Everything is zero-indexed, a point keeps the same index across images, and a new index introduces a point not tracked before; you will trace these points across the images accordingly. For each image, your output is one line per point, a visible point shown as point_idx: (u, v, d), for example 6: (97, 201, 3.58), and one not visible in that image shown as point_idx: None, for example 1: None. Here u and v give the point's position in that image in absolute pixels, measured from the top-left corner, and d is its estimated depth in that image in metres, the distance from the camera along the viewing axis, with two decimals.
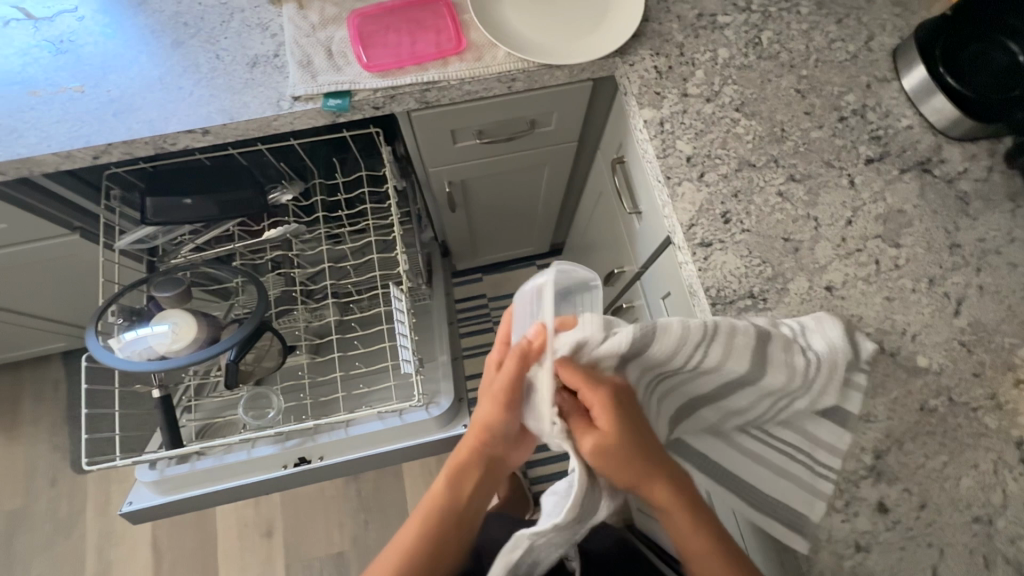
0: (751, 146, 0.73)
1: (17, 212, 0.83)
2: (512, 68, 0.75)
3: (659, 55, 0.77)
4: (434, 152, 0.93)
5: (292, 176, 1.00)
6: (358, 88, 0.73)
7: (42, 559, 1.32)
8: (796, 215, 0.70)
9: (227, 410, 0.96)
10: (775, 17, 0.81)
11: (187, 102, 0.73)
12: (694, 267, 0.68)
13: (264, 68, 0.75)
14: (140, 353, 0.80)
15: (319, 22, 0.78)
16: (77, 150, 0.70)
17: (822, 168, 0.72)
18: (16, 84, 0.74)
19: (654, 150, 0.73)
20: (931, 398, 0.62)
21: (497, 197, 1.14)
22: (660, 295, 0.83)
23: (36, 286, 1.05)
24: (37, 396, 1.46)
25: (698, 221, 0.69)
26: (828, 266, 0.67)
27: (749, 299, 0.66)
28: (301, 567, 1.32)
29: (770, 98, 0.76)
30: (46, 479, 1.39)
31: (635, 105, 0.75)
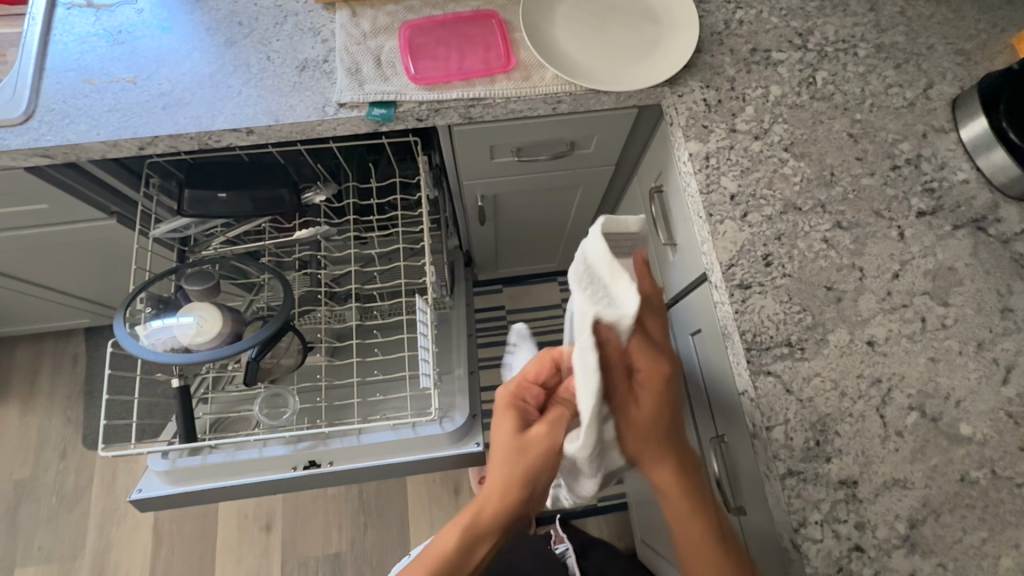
0: (798, 188, 0.71)
1: (59, 194, 0.84)
2: (559, 90, 0.74)
3: (709, 88, 0.76)
4: (471, 166, 0.92)
5: (327, 178, 1.00)
6: (403, 100, 0.73)
7: (46, 530, 1.33)
8: (840, 264, 0.67)
9: (241, 406, 0.95)
10: (831, 57, 0.79)
11: (235, 100, 0.74)
12: (731, 308, 0.66)
13: (312, 72, 0.75)
14: (164, 342, 0.80)
15: (370, 30, 0.78)
16: (124, 140, 0.71)
17: (871, 217, 0.70)
18: (72, 70, 0.75)
19: (697, 184, 0.71)
20: (973, 469, 0.59)
21: (527, 214, 1.13)
22: (689, 330, 0.81)
23: (68, 264, 1.07)
24: (56, 369, 1.48)
25: (738, 262, 0.68)
26: (871, 319, 0.65)
27: (786, 348, 0.64)
28: (296, 565, 1.32)
29: (821, 140, 0.74)
30: (56, 452, 1.40)
31: (681, 137, 0.74)
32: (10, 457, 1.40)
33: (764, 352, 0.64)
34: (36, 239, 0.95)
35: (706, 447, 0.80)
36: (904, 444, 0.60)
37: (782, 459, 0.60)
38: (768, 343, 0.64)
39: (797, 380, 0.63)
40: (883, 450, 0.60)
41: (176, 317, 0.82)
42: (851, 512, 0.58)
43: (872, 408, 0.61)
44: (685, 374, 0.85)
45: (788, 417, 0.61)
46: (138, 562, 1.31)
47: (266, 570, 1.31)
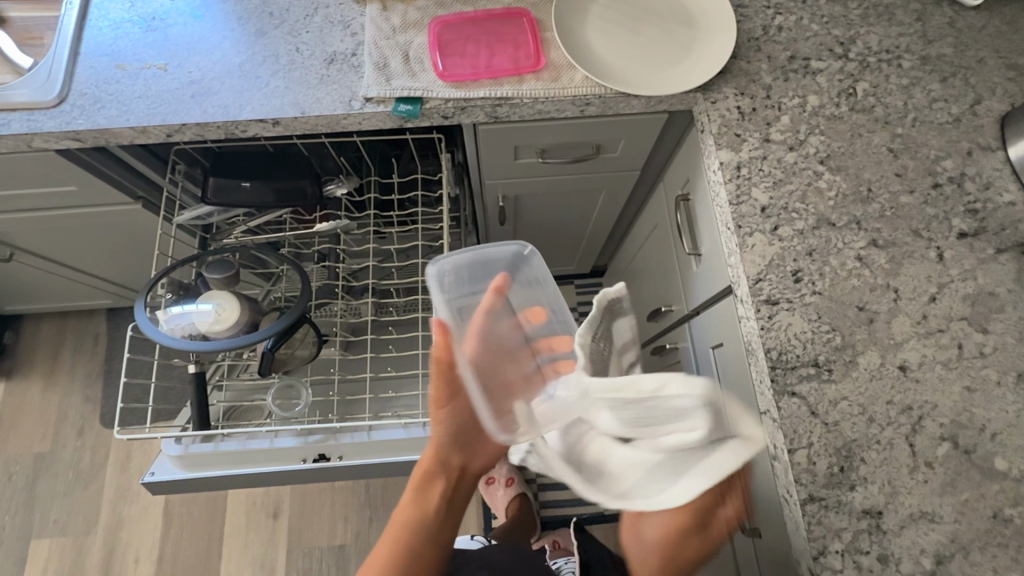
0: (832, 203, 0.69)
1: (88, 177, 0.85)
2: (588, 92, 0.73)
3: (743, 96, 0.74)
4: (494, 166, 0.91)
5: (350, 171, 1.00)
6: (430, 96, 0.72)
7: (61, 504, 1.36)
8: (874, 284, 0.65)
9: (254, 394, 0.97)
10: (873, 67, 0.76)
11: (263, 91, 0.73)
12: (757, 324, 0.64)
13: (341, 66, 0.75)
14: (182, 328, 0.81)
15: (400, 25, 0.77)
16: (152, 127, 0.72)
17: (909, 236, 0.67)
18: (106, 55, 0.76)
19: (727, 195, 0.69)
20: (1007, 506, 0.56)
21: (548, 215, 1.12)
22: (711, 344, 0.79)
23: (93, 246, 1.08)
24: (78, 347, 1.51)
25: (766, 276, 0.65)
26: (905, 343, 0.62)
27: (813, 368, 0.62)
28: (301, 554, 1.33)
29: (859, 154, 0.71)
30: (74, 428, 1.43)
31: (712, 145, 0.72)
32: (31, 431, 1.43)
33: (789, 372, 0.62)
34: (64, 221, 0.96)
35: None
36: (934, 476, 0.57)
37: (804, 483, 0.58)
38: (794, 363, 0.62)
39: (822, 403, 0.60)
40: (911, 480, 0.57)
41: (194, 304, 0.83)
42: (874, 543, 0.56)
43: (901, 436, 0.59)
44: None
45: (812, 440, 0.59)
46: (148, 541, 1.33)
47: (272, 557, 1.32)
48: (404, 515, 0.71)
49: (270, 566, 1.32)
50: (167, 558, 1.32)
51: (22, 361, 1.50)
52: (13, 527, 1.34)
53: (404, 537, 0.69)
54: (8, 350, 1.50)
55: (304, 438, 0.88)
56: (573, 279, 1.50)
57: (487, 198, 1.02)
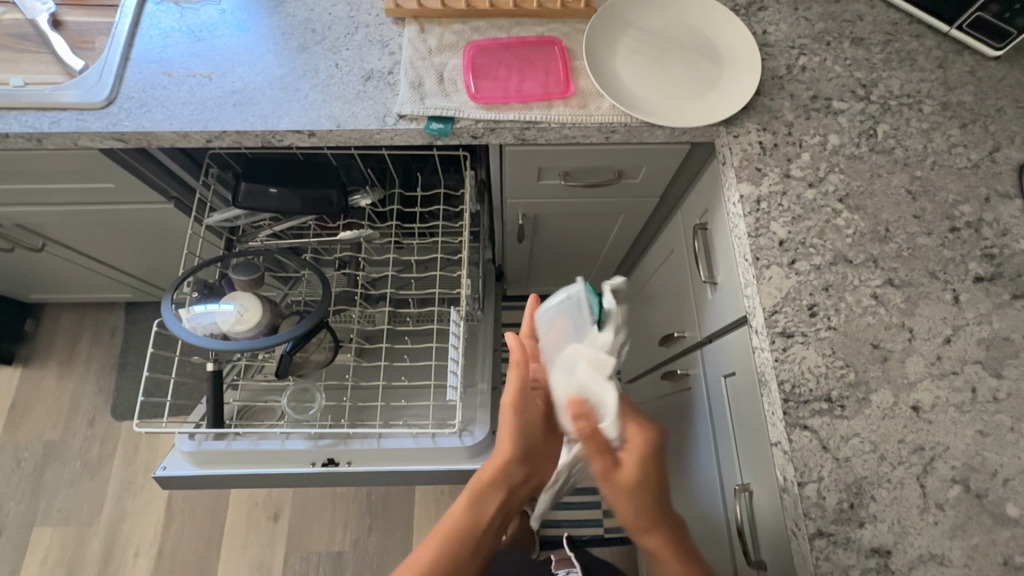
0: (850, 241, 0.70)
1: (126, 175, 0.88)
2: (614, 120, 0.75)
3: (765, 131, 0.76)
4: (517, 185, 0.93)
5: (375, 182, 1.03)
6: (461, 116, 0.75)
7: (66, 493, 1.38)
8: (889, 322, 0.66)
9: (267, 395, 0.98)
10: (894, 110, 0.77)
11: (302, 103, 0.77)
12: (771, 355, 0.64)
13: (377, 83, 0.78)
14: (204, 326, 0.83)
15: (436, 47, 0.80)
16: (194, 132, 0.75)
17: (925, 277, 0.68)
18: (154, 62, 0.80)
19: (746, 227, 0.71)
20: (1017, 554, 0.56)
21: (565, 235, 1.13)
22: (722, 372, 0.80)
23: (122, 241, 1.11)
24: (94, 339, 1.54)
25: (782, 309, 0.66)
26: (918, 383, 0.63)
27: (826, 403, 0.62)
28: (298, 559, 1.33)
29: (877, 194, 0.72)
30: (85, 418, 1.45)
31: (733, 177, 0.73)
32: (43, 418, 1.45)
33: (802, 406, 0.62)
34: (98, 216, 0.99)
35: (730, 494, 0.78)
36: (944, 518, 0.57)
37: (812, 518, 0.58)
38: (807, 397, 0.62)
39: (834, 438, 0.61)
40: (921, 521, 0.57)
41: (218, 303, 0.85)
42: None
43: (912, 476, 0.59)
44: (713, 415, 0.83)
45: (822, 474, 0.59)
46: (149, 535, 1.34)
47: (270, 559, 1.33)
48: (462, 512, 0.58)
49: (267, 569, 1.32)
50: (166, 554, 1.33)
51: (40, 349, 1.53)
52: (17, 514, 1.36)
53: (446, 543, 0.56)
54: (27, 337, 1.53)
55: (314, 442, 0.89)
56: None
57: (507, 216, 1.04)
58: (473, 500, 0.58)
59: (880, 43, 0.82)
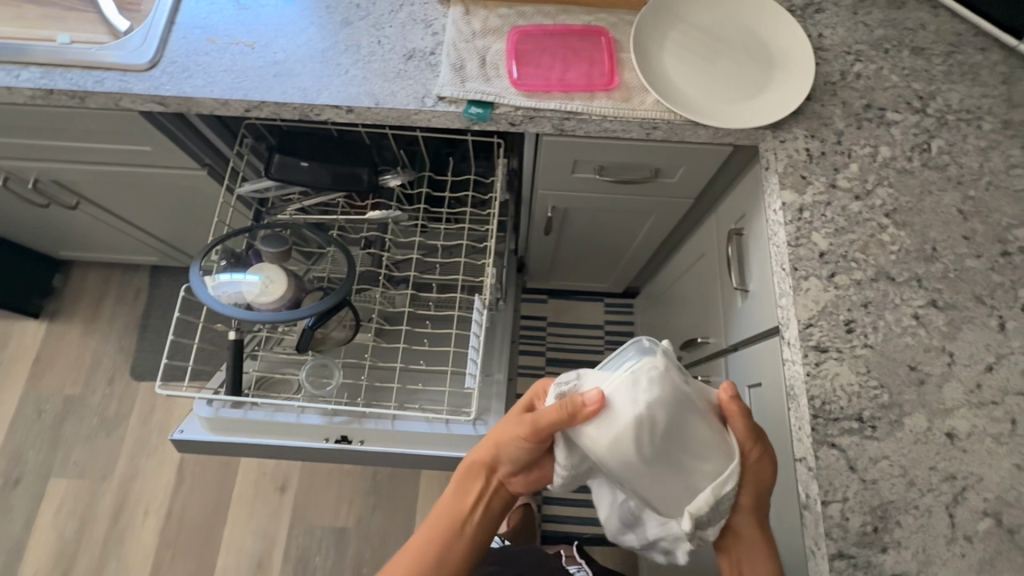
0: (893, 257, 0.67)
1: (163, 140, 0.88)
2: (657, 117, 0.73)
3: (814, 138, 0.73)
4: (550, 177, 0.92)
5: (406, 163, 1.02)
6: (501, 102, 0.74)
7: (83, 448, 1.41)
8: (929, 345, 0.63)
9: (286, 368, 0.99)
10: (951, 126, 0.74)
11: (342, 79, 0.76)
12: (803, 369, 0.63)
13: (418, 63, 0.77)
14: (229, 296, 0.84)
15: (480, 30, 0.79)
16: (234, 100, 0.74)
17: (971, 302, 0.65)
18: (199, 28, 0.80)
19: (786, 236, 0.69)
20: None
21: (592, 231, 1.12)
22: (747, 382, 0.78)
23: (152, 205, 1.12)
24: (118, 299, 1.57)
25: (817, 322, 0.64)
26: (955, 410, 0.61)
27: (856, 423, 0.60)
28: (302, 531, 1.35)
29: (926, 212, 0.70)
30: (106, 376, 1.49)
31: (776, 184, 0.71)
32: (64, 373, 1.49)
33: (831, 424, 0.60)
34: (132, 179, 1.00)
35: None
36: (972, 551, 0.56)
37: (833, 538, 0.57)
38: (837, 415, 0.61)
39: (862, 459, 0.59)
40: (947, 552, 0.56)
41: (244, 274, 0.86)
42: None
43: (941, 505, 0.57)
44: None
45: (847, 495, 0.58)
46: (160, 495, 1.37)
47: (275, 529, 1.35)
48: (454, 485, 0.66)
49: (271, 538, 1.34)
50: (175, 514, 1.35)
51: (66, 304, 1.56)
52: (36, 463, 1.40)
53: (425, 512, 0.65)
54: (55, 292, 1.57)
55: (329, 418, 0.89)
56: (604, 297, 1.50)
57: (537, 207, 1.03)
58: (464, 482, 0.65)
59: (941, 54, 0.79)
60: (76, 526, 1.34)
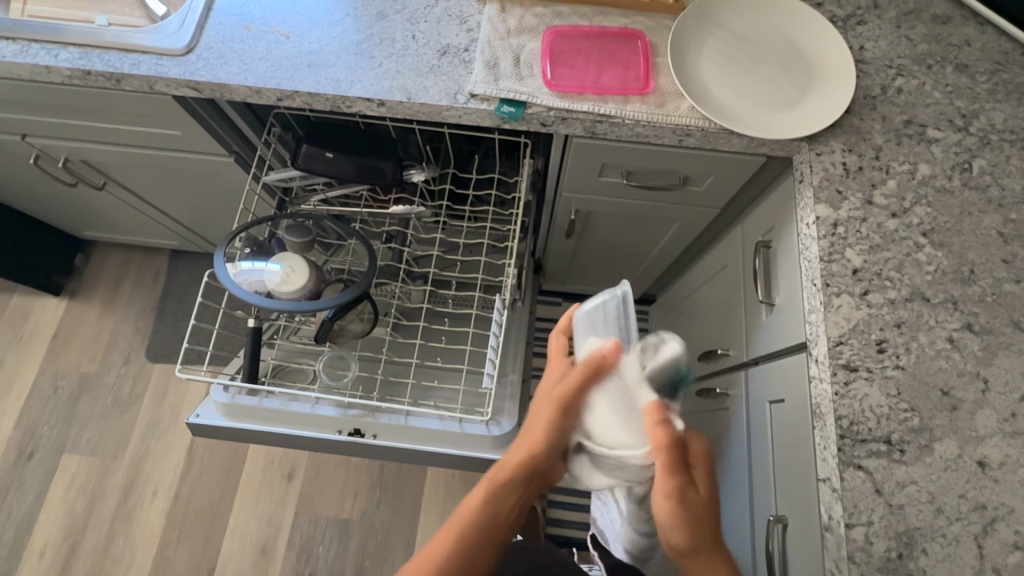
0: (929, 278, 0.66)
1: (194, 126, 0.89)
2: (691, 123, 0.72)
3: (851, 153, 0.72)
4: (577, 180, 0.91)
5: (431, 159, 1.02)
6: (534, 102, 0.73)
7: (96, 425, 1.43)
8: (962, 369, 0.62)
9: (302, 358, 0.99)
10: (994, 146, 0.72)
11: (375, 72, 0.76)
12: (831, 388, 0.61)
13: (452, 59, 0.77)
14: (251, 283, 0.84)
15: (515, 28, 0.78)
16: (267, 89, 0.75)
17: (1008, 327, 0.64)
18: (235, 15, 0.80)
19: (818, 250, 0.67)
20: None
21: (614, 236, 1.10)
22: (768, 397, 0.76)
23: (178, 189, 1.13)
24: (137, 281, 1.59)
25: (847, 340, 0.63)
26: (987, 438, 0.59)
27: (884, 446, 0.59)
28: (307, 520, 1.35)
29: (965, 233, 0.68)
30: (122, 356, 1.50)
31: (810, 197, 0.70)
32: (81, 351, 1.51)
33: (858, 445, 0.59)
34: (160, 162, 1.01)
35: (761, 524, 0.75)
36: None
37: (856, 562, 0.55)
38: (865, 436, 0.59)
39: (889, 482, 0.58)
40: None
41: (265, 262, 0.86)
42: None
43: (970, 535, 0.56)
44: (752, 445, 0.80)
45: (872, 518, 0.57)
46: (169, 476, 1.38)
47: (281, 516, 1.35)
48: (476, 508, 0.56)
49: (276, 525, 1.34)
50: (183, 496, 1.37)
51: (86, 283, 1.58)
52: (50, 438, 1.41)
53: (462, 546, 0.54)
54: (76, 271, 1.59)
55: (343, 410, 0.89)
56: None
57: (560, 209, 1.02)
58: (494, 489, 0.56)
59: (986, 72, 0.77)
60: (86, 502, 1.35)
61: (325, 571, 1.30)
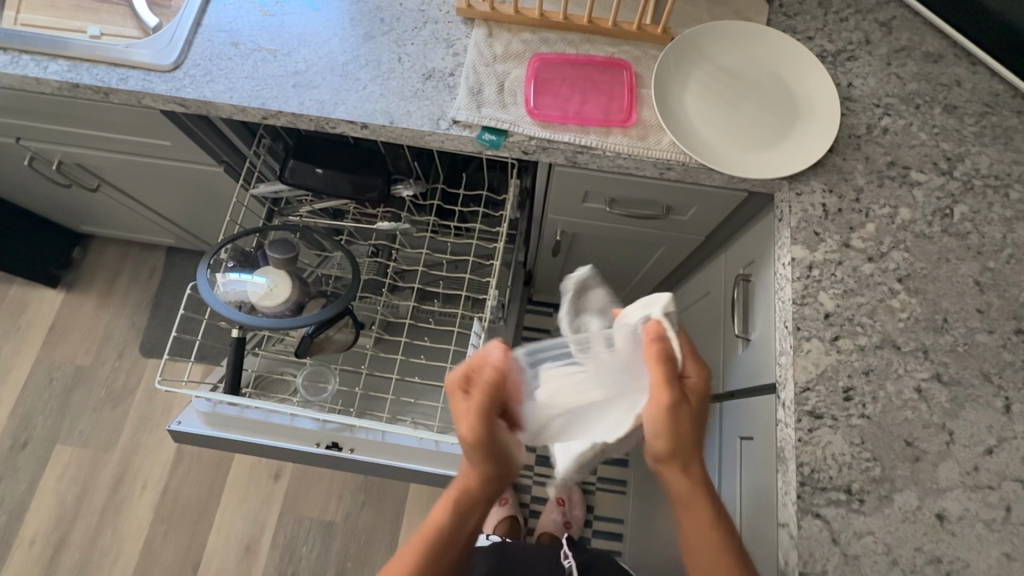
0: (901, 325, 0.66)
1: (183, 138, 0.90)
2: (672, 158, 0.72)
3: (831, 193, 0.71)
4: (561, 204, 0.91)
5: (420, 175, 1.02)
6: (515, 131, 0.73)
7: (89, 417, 1.45)
8: (928, 421, 0.62)
9: (285, 368, 1.00)
10: (977, 191, 0.72)
11: (360, 94, 0.76)
12: (795, 434, 0.62)
13: (436, 83, 0.77)
14: (234, 296, 0.85)
15: (501, 54, 0.78)
16: (251, 108, 0.75)
17: (977, 379, 0.63)
18: (224, 31, 0.80)
19: (792, 292, 0.67)
20: None
21: (602, 256, 1.10)
22: (740, 433, 0.76)
23: (171, 193, 1.14)
24: (133, 276, 1.60)
25: (814, 387, 0.63)
26: (948, 491, 0.59)
27: (844, 495, 0.59)
28: (291, 520, 1.37)
29: (941, 280, 0.68)
30: (116, 350, 1.52)
31: (787, 238, 0.70)
32: (77, 343, 1.53)
33: (818, 493, 0.59)
34: (153, 168, 1.02)
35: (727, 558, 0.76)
36: None
37: None
38: (825, 484, 0.60)
39: (846, 532, 0.58)
40: None
41: (251, 275, 0.87)
42: None
43: None
44: (722, 476, 0.81)
45: (827, 568, 0.57)
46: (158, 471, 1.41)
47: (265, 515, 1.37)
48: (435, 526, 0.57)
49: (261, 523, 1.37)
50: (171, 491, 1.39)
51: (84, 277, 1.60)
52: (44, 428, 1.44)
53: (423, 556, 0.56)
54: (74, 264, 1.61)
55: (322, 424, 0.89)
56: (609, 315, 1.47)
57: (546, 229, 1.02)
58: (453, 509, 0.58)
59: (975, 114, 0.76)
60: (76, 494, 1.38)
61: (307, 570, 1.33)
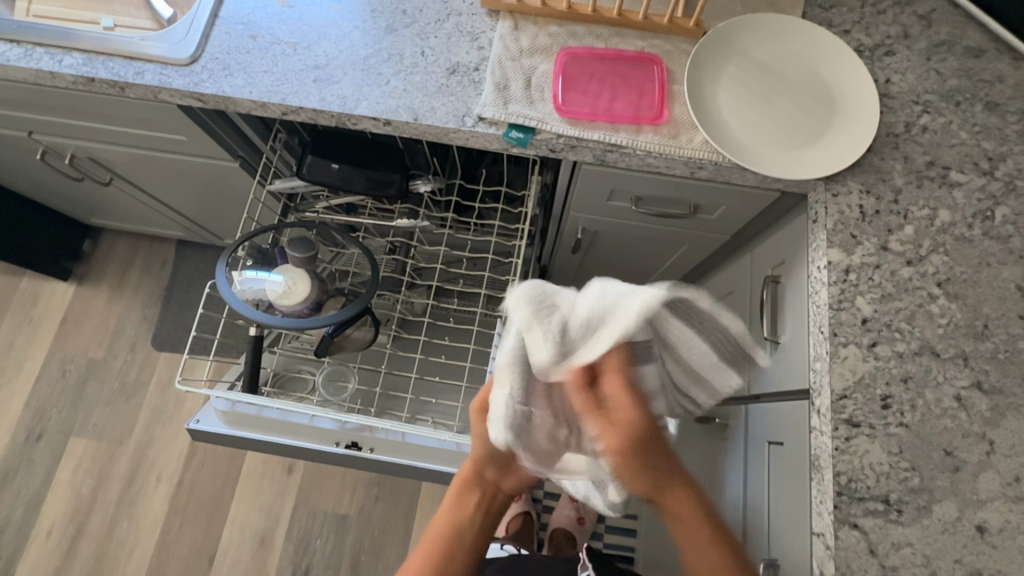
0: (940, 331, 0.64)
1: (199, 133, 0.88)
2: (704, 157, 0.70)
3: (868, 195, 0.69)
4: (584, 201, 0.89)
5: (438, 170, 1.00)
6: (543, 128, 0.71)
7: (102, 410, 1.45)
8: (968, 430, 0.60)
9: (303, 366, 0.99)
10: (1020, 193, 0.69)
11: (382, 89, 0.74)
12: (831, 443, 0.60)
13: (461, 78, 0.74)
14: (252, 295, 0.84)
15: (528, 48, 0.76)
16: (271, 104, 0.73)
17: (1019, 387, 0.62)
18: (242, 24, 0.78)
19: (828, 297, 0.66)
20: None
21: (622, 253, 1.08)
22: (769, 438, 0.75)
23: (185, 188, 1.13)
24: (145, 269, 1.59)
25: (851, 394, 0.62)
26: (988, 502, 0.58)
27: (882, 505, 0.58)
28: (304, 513, 1.37)
29: (982, 285, 0.66)
30: (128, 342, 1.52)
31: (823, 241, 0.68)
32: (89, 335, 1.52)
33: (855, 503, 0.58)
34: (168, 163, 1.00)
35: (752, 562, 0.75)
36: None
37: None
38: (862, 493, 0.59)
39: (884, 543, 0.57)
40: None
41: (269, 273, 0.86)
42: None
43: None
44: (747, 481, 0.80)
45: None
46: (172, 464, 1.41)
47: (279, 508, 1.38)
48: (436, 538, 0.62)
49: (275, 516, 1.37)
50: (186, 483, 1.39)
51: (95, 269, 1.59)
52: (58, 420, 1.44)
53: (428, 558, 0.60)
54: (85, 256, 1.60)
55: (341, 423, 0.88)
56: None
57: (567, 226, 1.00)
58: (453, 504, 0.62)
59: (1018, 112, 0.73)
60: (91, 486, 1.38)
61: (322, 563, 1.33)
